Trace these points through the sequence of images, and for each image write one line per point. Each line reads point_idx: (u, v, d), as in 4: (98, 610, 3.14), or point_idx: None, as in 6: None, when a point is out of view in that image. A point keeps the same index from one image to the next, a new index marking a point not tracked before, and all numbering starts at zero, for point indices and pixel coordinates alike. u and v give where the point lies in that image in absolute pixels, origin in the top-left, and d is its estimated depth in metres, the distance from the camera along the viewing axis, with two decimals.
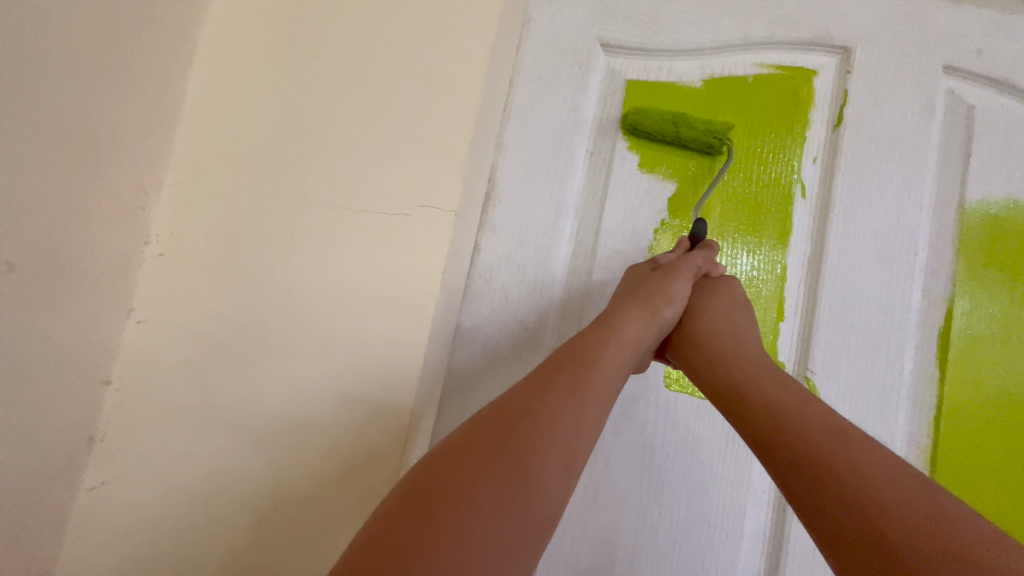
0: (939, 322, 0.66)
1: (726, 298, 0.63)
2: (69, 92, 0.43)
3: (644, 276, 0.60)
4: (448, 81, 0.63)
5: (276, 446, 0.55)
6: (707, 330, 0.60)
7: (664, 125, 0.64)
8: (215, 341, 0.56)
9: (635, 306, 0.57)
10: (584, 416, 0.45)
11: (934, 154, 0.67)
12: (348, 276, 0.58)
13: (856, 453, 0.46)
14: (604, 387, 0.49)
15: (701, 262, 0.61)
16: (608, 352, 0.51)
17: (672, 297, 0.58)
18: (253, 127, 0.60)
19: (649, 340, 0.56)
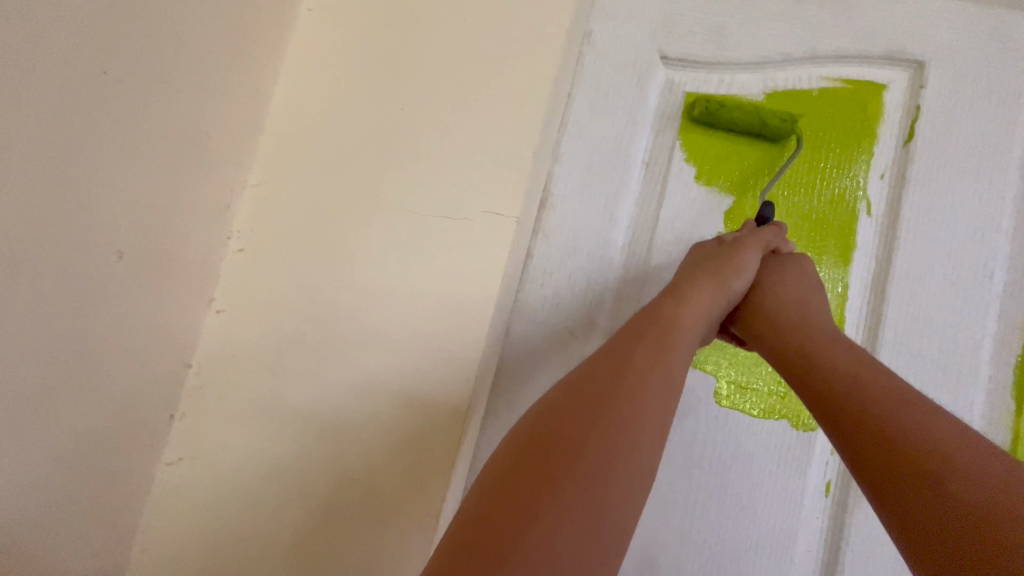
0: (1017, 351, 0.62)
1: (798, 270, 0.61)
2: (200, 94, 0.47)
3: (711, 249, 0.61)
4: (521, 61, 0.57)
5: (335, 439, 0.52)
6: (776, 291, 0.60)
7: (736, 114, 0.65)
8: (288, 333, 0.54)
9: (705, 275, 0.57)
10: (670, 372, 0.47)
11: (1015, 174, 0.65)
12: (409, 278, 0.54)
13: (922, 410, 0.45)
14: (685, 350, 0.50)
15: (771, 237, 0.61)
16: (683, 316, 0.52)
17: (741, 268, 0.59)
18: (327, 120, 0.57)
19: (718, 310, 0.57)
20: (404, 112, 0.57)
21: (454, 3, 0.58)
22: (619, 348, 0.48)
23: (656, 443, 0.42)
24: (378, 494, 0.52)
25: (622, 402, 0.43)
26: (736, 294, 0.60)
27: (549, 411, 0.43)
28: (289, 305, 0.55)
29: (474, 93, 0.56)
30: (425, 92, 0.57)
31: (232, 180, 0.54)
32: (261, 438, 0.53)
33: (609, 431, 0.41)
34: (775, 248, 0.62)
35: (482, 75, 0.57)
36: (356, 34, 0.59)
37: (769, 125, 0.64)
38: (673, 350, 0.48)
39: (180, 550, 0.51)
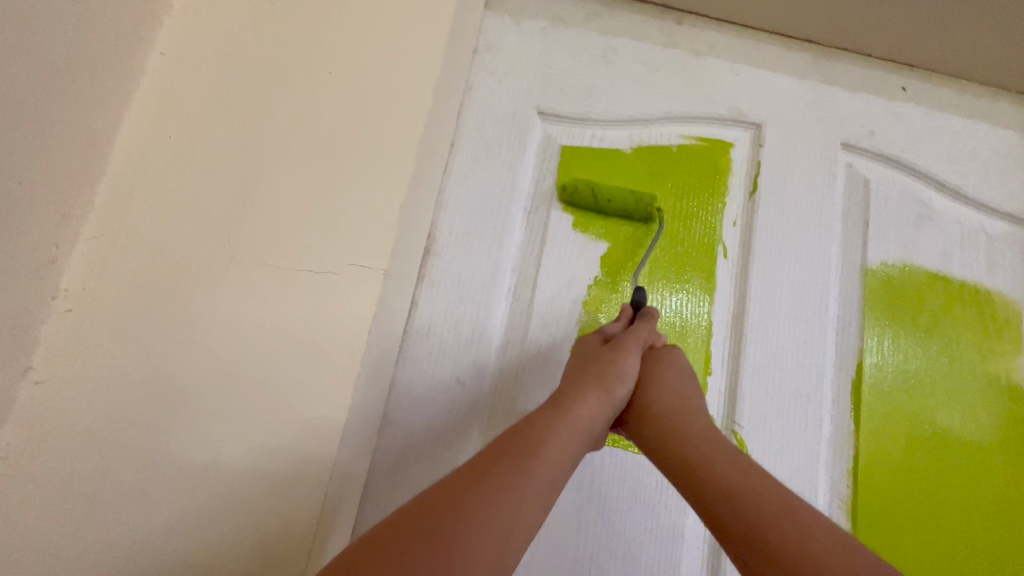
0: (852, 374, 0.70)
1: (672, 371, 0.61)
2: (15, 145, 0.42)
3: (594, 352, 0.61)
4: (390, 112, 0.57)
5: (181, 521, 0.46)
6: (659, 403, 0.59)
7: (597, 201, 0.69)
8: (125, 402, 0.48)
9: (589, 387, 0.56)
10: (525, 496, 0.45)
11: (838, 220, 0.75)
12: (268, 338, 0.50)
13: (814, 523, 0.46)
14: (554, 472, 0.47)
15: (646, 334, 0.62)
16: (553, 439, 0.49)
17: (623, 375, 0.58)
18: (181, 168, 0.54)
19: (601, 422, 0.55)
20: (268, 164, 0.54)
21: (322, 54, 0.58)
22: (484, 463, 0.46)
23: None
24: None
25: (463, 544, 0.40)
26: (619, 401, 0.58)
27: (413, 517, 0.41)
28: (128, 370, 0.49)
29: (343, 144, 0.56)
30: (290, 142, 0.55)
31: (59, 232, 0.49)
32: (87, 525, 0.46)
33: (445, 572, 0.39)
34: (650, 343, 0.63)
35: (350, 127, 0.56)
36: (216, 80, 0.56)
37: (630, 206, 0.69)
38: (532, 482, 0.45)
39: None
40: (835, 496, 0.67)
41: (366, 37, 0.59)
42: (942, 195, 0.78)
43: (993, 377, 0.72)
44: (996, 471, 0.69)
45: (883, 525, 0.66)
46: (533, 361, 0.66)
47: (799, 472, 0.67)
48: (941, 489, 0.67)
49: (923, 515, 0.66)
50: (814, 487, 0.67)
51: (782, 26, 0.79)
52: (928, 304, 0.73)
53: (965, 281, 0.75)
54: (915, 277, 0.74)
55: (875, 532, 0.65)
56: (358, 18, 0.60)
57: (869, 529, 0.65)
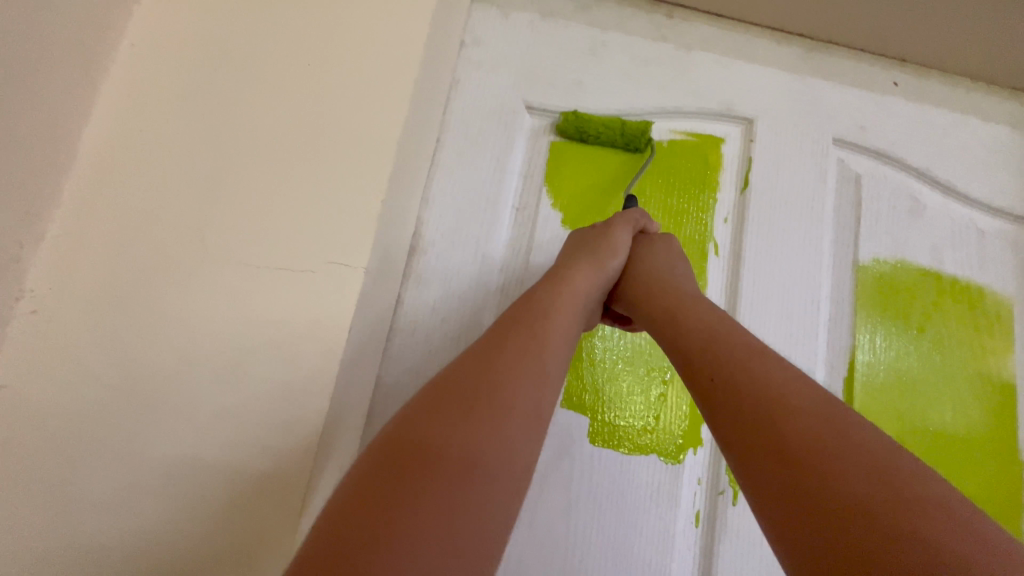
0: (844, 372, 0.69)
1: (663, 248, 0.63)
2: None
3: (586, 234, 0.62)
4: (372, 105, 0.55)
5: (153, 529, 0.45)
6: (651, 271, 0.60)
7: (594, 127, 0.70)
8: (93, 407, 0.46)
9: (582, 258, 0.57)
10: (539, 367, 0.43)
11: (829, 215, 0.75)
12: (244, 340, 0.49)
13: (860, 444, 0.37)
14: (562, 336, 0.47)
15: (638, 217, 0.64)
16: (559, 306, 0.49)
17: (616, 247, 0.60)
18: (153, 162, 0.52)
19: (597, 291, 0.56)
20: (244, 160, 0.53)
21: (301, 46, 0.56)
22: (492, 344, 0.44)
23: (528, 449, 0.40)
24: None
25: (497, 404, 0.39)
26: (614, 273, 0.60)
27: (429, 403, 0.39)
28: (96, 374, 0.47)
29: (323, 138, 0.54)
30: (266, 137, 0.53)
31: (21, 232, 0.47)
32: (53, 534, 0.44)
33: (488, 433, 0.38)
34: (643, 227, 0.65)
35: (329, 122, 0.54)
36: (190, 71, 0.54)
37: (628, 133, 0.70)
38: (544, 354, 0.44)
39: None
40: None
41: (346, 28, 0.57)
42: (933, 190, 0.77)
43: (984, 374, 0.71)
44: (988, 470, 0.68)
45: None
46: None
47: None
48: None
49: None
50: None
51: (773, 20, 0.78)
52: (920, 299, 0.73)
53: (956, 276, 0.74)
54: (907, 273, 0.73)
55: None
56: (339, 9, 0.58)
57: None
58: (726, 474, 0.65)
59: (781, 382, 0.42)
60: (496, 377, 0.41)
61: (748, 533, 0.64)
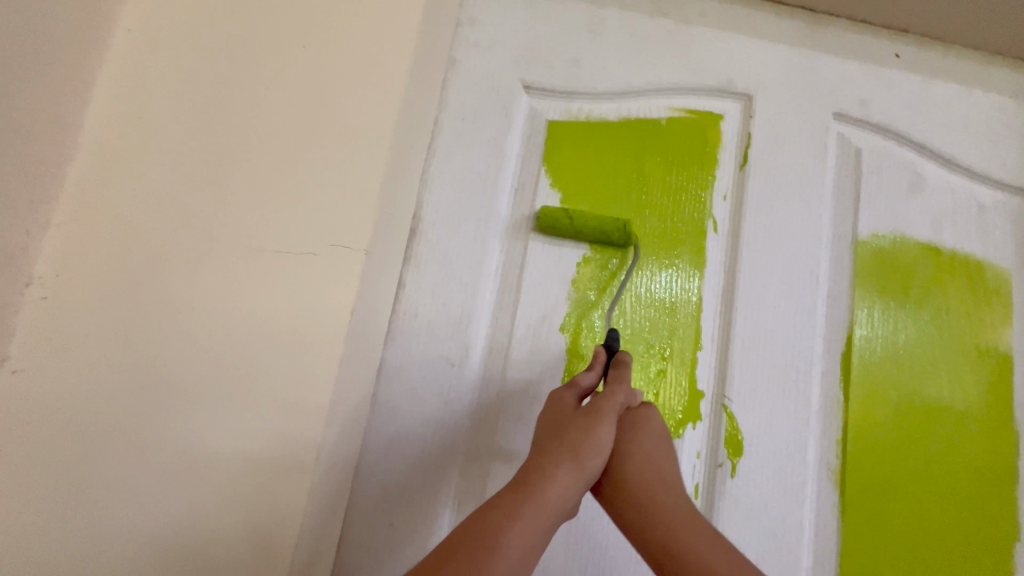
0: (841, 348, 0.70)
1: (650, 437, 0.57)
2: None
3: (565, 416, 0.55)
4: (366, 88, 0.55)
5: (170, 505, 0.47)
6: (633, 474, 0.54)
7: (561, 220, 0.67)
8: (108, 389, 0.48)
9: (559, 459, 0.51)
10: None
11: (829, 191, 0.75)
12: (249, 322, 0.50)
13: None
14: (513, 562, 0.44)
15: (623, 399, 0.57)
16: (515, 529, 0.45)
17: (599, 445, 0.53)
18: (152, 150, 0.52)
19: (570, 501, 0.50)
20: (243, 146, 0.53)
21: (296, 28, 0.56)
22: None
23: None
24: (213, 567, 0.46)
25: None
26: (594, 473, 0.53)
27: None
28: (108, 358, 0.48)
29: (320, 122, 0.54)
30: (264, 122, 0.54)
31: (28, 216, 0.47)
32: (75, 512, 0.46)
33: None
34: (628, 406, 0.58)
35: (326, 106, 0.54)
36: (186, 56, 0.54)
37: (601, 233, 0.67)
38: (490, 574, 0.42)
39: None
40: (824, 466, 0.67)
41: (341, 10, 0.57)
42: (934, 164, 0.77)
43: (980, 347, 0.72)
44: (981, 439, 0.69)
45: (868, 492, 0.67)
46: (518, 382, 0.65)
47: (788, 444, 0.67)
48: (926, 459, 0.68)
49: (909, 481, 0.67)
50: (803, 456, 0.67)
51: None
52: (918, 275, 0.73)
53: (955, 251, 0.74)
54: (906, 248, 0.73)
55: (864, 499, 0.66)
56: None
57: (856, 504, 0.66)
58: (725, 447, 0.66)
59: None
60: None
61: (749, 505, 0.65)
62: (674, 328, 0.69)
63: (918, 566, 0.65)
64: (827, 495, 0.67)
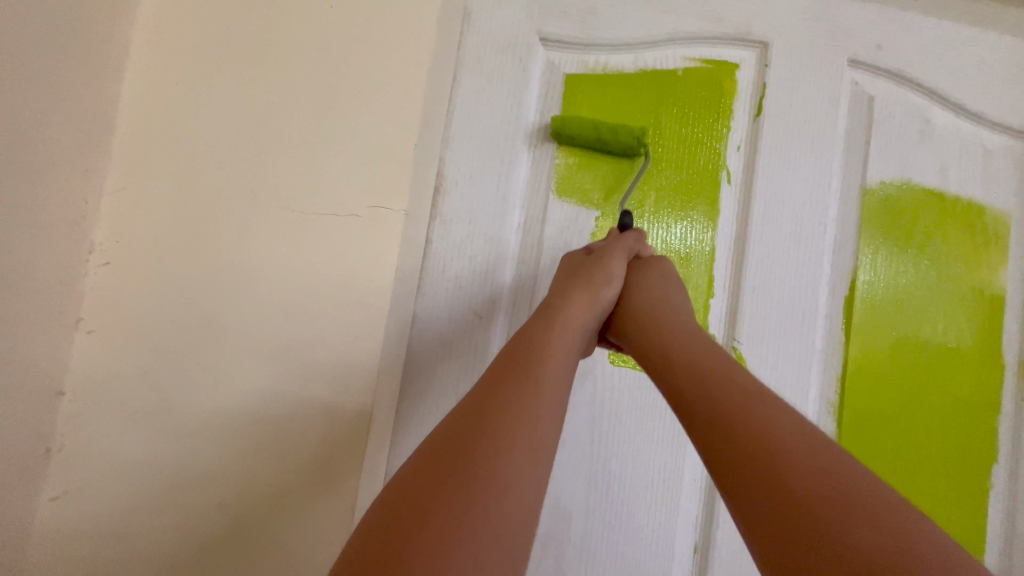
0: (845, 290, 0.74)
1: (656, 275, 0.64)
2: (35, 109, 0.43)
3: (580, 260, 0.62)
4: (387, 55, 0.59)
5: (239, 442, 0.54)
6: (640, 307, 0.62)
7: (586, 131, 0.66)
8: (173, 346, 0.54)
9: (578, 289, 0.58)
10: (541, 391, 0.47)
11: (840, 139, 0.76)
12: (299, 279, 0.56)
13: (781, 411, 0.47)
14: (553, 371, 0.49)
15: (633, 243, 0.64)
16: (550, 341, 0.52)
17: (610, 278, 0.60)
18: (196, 118, 0.56)
19: (593, 322, 0.58)
20: (279, 112, 0.57)
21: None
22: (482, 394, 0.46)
23: (521, 482, 0.41)
24: (280, 485, 0.55)
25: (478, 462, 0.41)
26: (607, 303, 0.60)
27: (438, 440, 0.43)
28: (171, 318, 0.54)
29: (347, 88, 0.58)
30: (298, 90, 0.57)
31: (85, 189, 0.51)
32: (156, 451, 0.54)
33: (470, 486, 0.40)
34: (637, 252, 0.65)
35: (358, 73, 0.58)
36: (217, 26, 0.57)
37: (613, 141, 0.67)
38: (541, 383, 0.47)
39: (83, 569, 0.52)
40: (823, 400, 0.74)
41: None
42: (945, 110, 0.78)
43: (976, 287, 0.76)
44: (970, 371, 0.75)
45: (864, 420, 0.73)
46: None
47: (792, 382, 0.73)
48: (917, 391, 0.74)
49: (901, 410, 0.73)
50: (805, 393, 0.73)
51: None
52: (922, 220, 0.76)
53: (959, 196, 0.77)
54: (912, 194, 0.76)
55: (860, 428, 0.73)
56: None
57: (852, 432, 0.73)
58: None
59: (718, 375, 0.51)
60: (473, 421, 0.44)
61: None
62: (688, 277, 0.72)
63: (907, 459, 0.73)
64: (825, 426, 0.73)
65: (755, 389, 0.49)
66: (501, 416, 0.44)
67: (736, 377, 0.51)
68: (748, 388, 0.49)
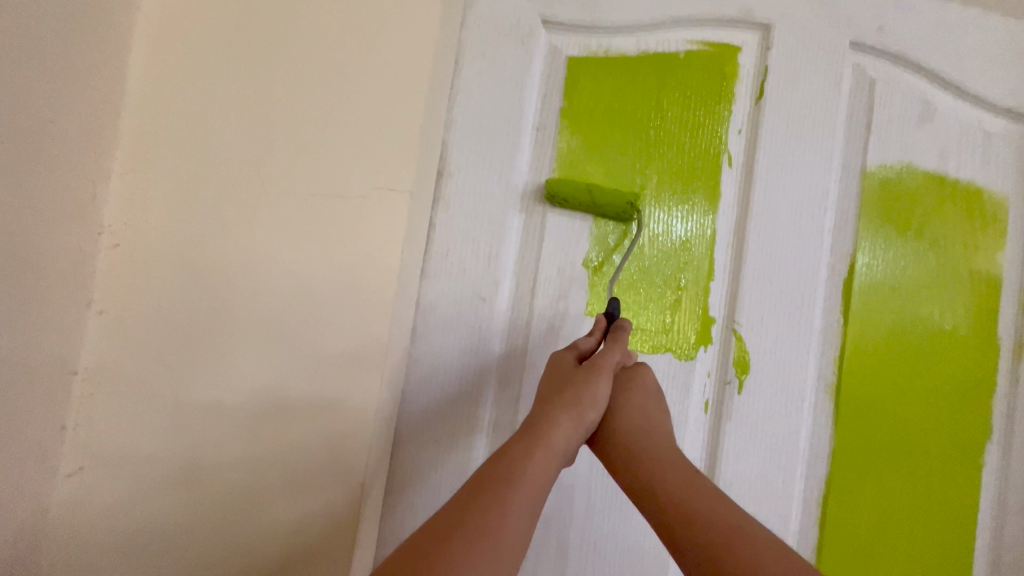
0: (844, 274, 0.75)
1: (641, 391, 0.64)
2: (35, 89, 0.44)
3: (567, 370, 0.61)
4: (384, 38, 0.59)
5: (248, 422, 0.55)
6: (626, 425, 0.61)
7: (579, 194, 0.69)
8: (182, 328, 0.55)
9: (563, 409, 0.57)
10: (516, 510, 0.47)
11: (841, 124, 0.76)
12: (305, 261, 0.56)
13: (759, 537, 0.53)
14: (535, 488, 0.50)
15: (619, 355, 0.63)
16: (533, 461, 0.51)
17: (595, 399, 0.59)
18: (200, 101, 0.56)
19: (575, 443, 0.57)
20: (282, 94, 0.57)
21: None
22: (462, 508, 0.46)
23: None
24: (290, 467, 0.55)
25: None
26: (590, 424, 0.60)
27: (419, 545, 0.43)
28: (180, 300, 0.55)
29: (350, 72, 0.58)
30: (300, 74, 0.58)
31: (94, 170, 0.52)
32: (167, 432, 0.55)
33: None
34: (622, 363, 0.64)
35: (361, 56, 0.58)
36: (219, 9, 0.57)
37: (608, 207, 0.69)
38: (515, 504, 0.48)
39: (100, 544, 0.53)
40: (821, 381, 0.75)
41: None
42: (946, 93, 0.78)
43: (974, 271, 0.77)
44: (965, 354, 0.76)
45: (860, 403, 0.74)
46: (539, 333, 0.70)
47: (791, 363, 0.74)
48: (913, 374, 0.75)
49: (896, 392, 0.75)
50: (804, 374, 0.74)
51: None
52: (922, 204, 0.77)
53: (959, 179, 0.77)
54: (912, 178, 0.76)
55: (856, 409, 0.74)
56: None
57: (848, 414, 0.74)
58: (733, 367, 0.73)
59: (701, 501, 0.56)
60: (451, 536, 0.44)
61: (753, 418, 0.73)
62: (689, 260, 0.73)
63: (899, 450, 0.74)
64: (823, 407, 0.74)
65: (736, 521, 0.54)
66: (480, 538, 0.44)
67: (716, 507, 0.55)
68: (729, 522, 0.54)
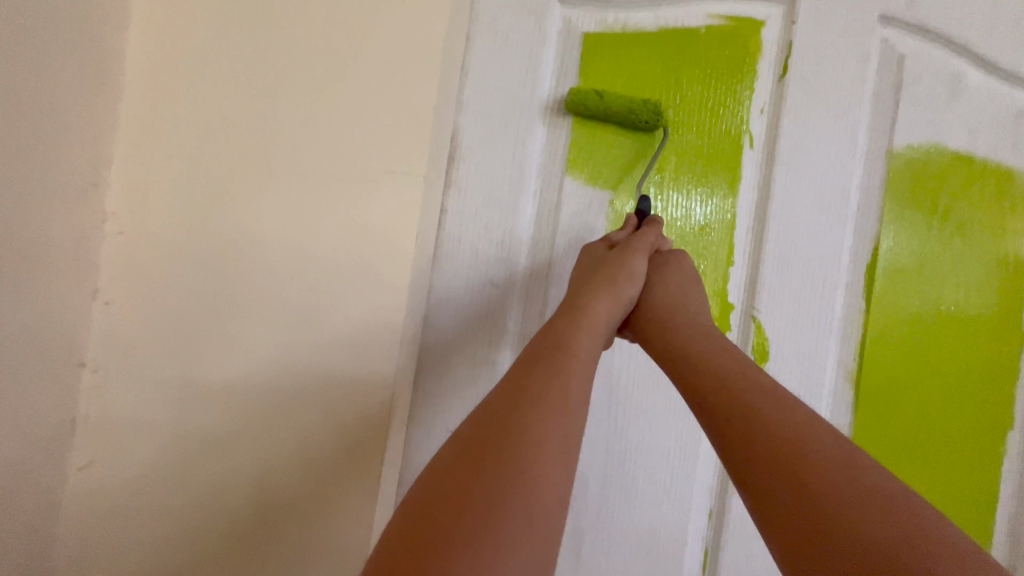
0: (867, 256, 0.73)
1: (677, 270, 0.64)
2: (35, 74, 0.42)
3: (602, 257, 0.62)
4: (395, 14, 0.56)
5: (260, 414, 0.54)
6: (662, 302, 0.62)
7: (590, 98, 0.65)
8: (189, 318, 0.54)
9: (601, 287, 0.58)
10: (568, 381, 0.49)
11: (867, 102, 0.73)
12: (315, 248, 0.54)
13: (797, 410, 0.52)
14: (583, 361, 0.51)
15: (654, 237, 0.64)
16: (577, 333, 0.53)
17: (632, 274, 0.60)
18: (201, 83, 0.54)
19: (615, 319, 0.59)
20: (286, 74, 0.55)
21: None
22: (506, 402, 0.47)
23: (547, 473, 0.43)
24: (302, 457, 0.55)
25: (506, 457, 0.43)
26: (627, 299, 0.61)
27: (471, 439, 0.44)
28: (186, 290, 0.54)
29: (357, 50, 0.55)
30: (304, 52, 0.55)
31: (94, 156, 0.50)
32: (177, 425, 0.54)
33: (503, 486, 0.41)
34: (658, 246, 0.65)
35: (368, 34, 0.56)
36: None
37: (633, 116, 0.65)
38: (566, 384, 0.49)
39: (113, 536, 0.53)
40: (840, 367, 0.73)
41: None
42: (977, 69, 0.75)
43: (1001, 253, 0.75)
44: (990, 339, 0.75)
45: (882, 386, 0.73)
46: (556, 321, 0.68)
47: (810, 350, 0.72)
48: (936, 359, 0.73)
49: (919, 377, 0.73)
50: (824, 361, 0.72)
51: None
52: (949, 184, 0.74)
53: (988, 159, 0.75)
54: (940, 158, 0.74)
55: (877, 394, 0.73)
56: None
57: (869, 397, 0.73)
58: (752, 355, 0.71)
59: (736, 378, 0.55)
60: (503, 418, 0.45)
61: None
62: (707, 247, 0.71)
63: (920, 434, 0.73)
64: (842, 393, 0.73)
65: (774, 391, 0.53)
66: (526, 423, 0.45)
67: (755, 378, 0.55)
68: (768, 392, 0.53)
